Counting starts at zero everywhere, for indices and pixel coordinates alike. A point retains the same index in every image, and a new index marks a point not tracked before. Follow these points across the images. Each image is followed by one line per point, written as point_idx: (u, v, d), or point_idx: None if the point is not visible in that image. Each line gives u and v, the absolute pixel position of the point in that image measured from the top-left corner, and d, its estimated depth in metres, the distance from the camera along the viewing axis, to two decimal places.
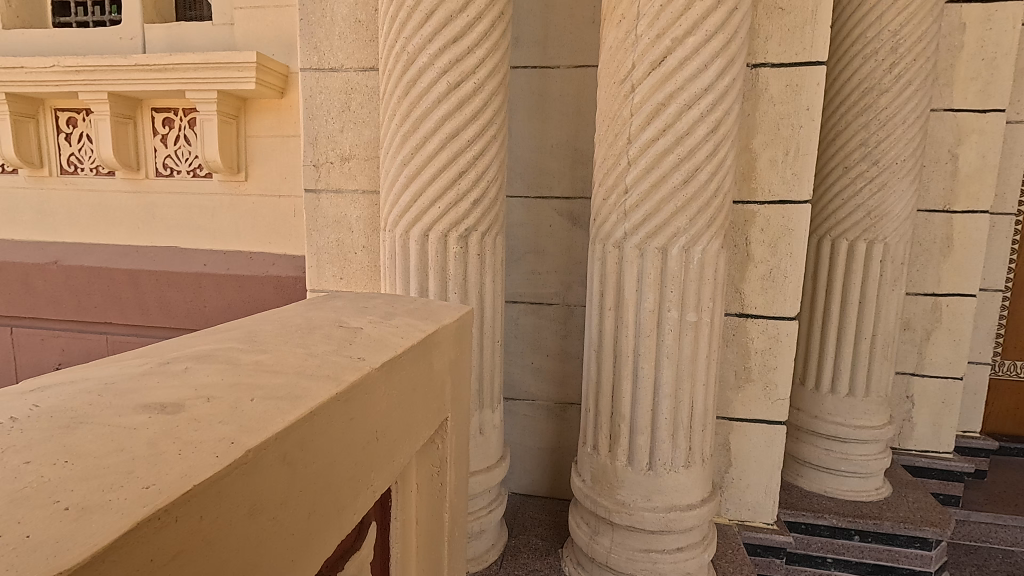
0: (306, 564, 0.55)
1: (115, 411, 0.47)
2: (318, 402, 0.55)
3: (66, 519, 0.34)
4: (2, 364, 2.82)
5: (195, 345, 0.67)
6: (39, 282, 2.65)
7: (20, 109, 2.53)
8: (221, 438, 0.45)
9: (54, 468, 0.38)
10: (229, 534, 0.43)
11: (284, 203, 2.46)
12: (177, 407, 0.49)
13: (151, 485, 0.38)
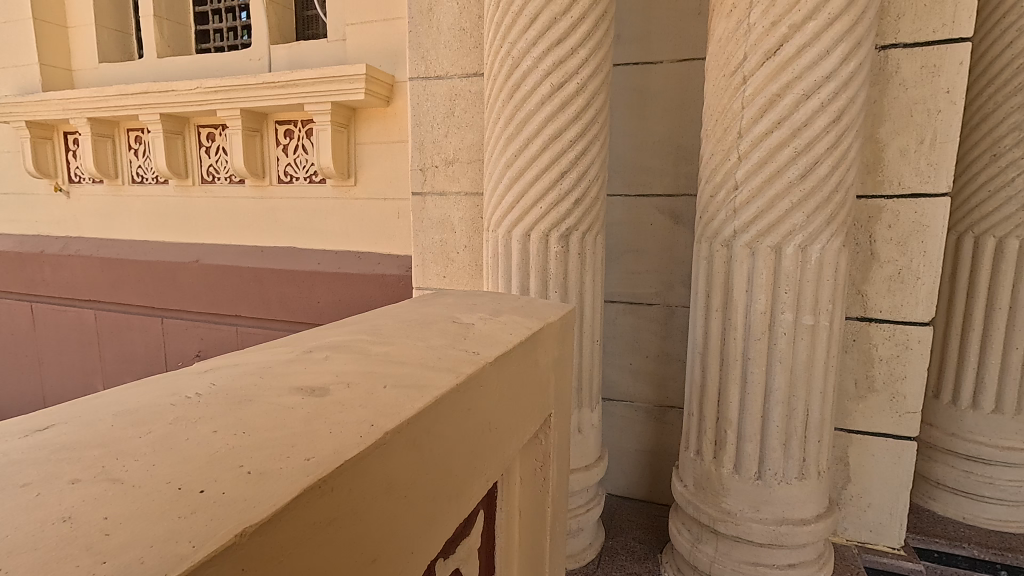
0: (431, 544, 0.59)
1: (274, 392, 0.53)
2: (441, 392, 0.59)
3: (248, 480, 0.39)
4: (151, 350, 3.22)
5: (330, 336, 0.74)
6: (183, 278, 3.01)
7: (170, 127, 2.90)
8: (361, 421, 0.50)
9: (232, 436, 0.44)
10: (372, 507, 0.48)
11: (389, 205, 2.61)
12: (323, 391, 0.55)
13: (311, 458, 0.43)
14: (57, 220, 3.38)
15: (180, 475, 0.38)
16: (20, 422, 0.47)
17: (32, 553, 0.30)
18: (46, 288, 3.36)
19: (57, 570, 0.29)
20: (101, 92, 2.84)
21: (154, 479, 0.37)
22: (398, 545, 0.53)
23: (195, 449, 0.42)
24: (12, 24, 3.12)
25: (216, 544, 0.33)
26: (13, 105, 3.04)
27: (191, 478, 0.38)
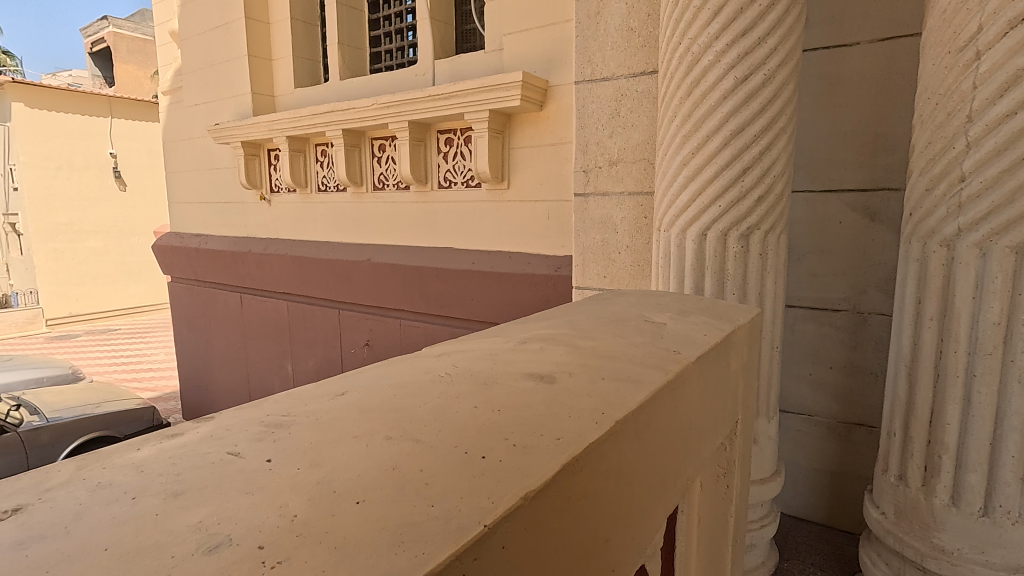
0: (643, 538, 0.60)
1: (509, 375, 0.60)
2: (656, 387, 0.61)
3: (516, 452, 0.44)
4: (329, 337, 3.63)
5: (536, 330, 0.80)
6: (357, 275, 3.35)
7: (350, 140, 3.26)
8: (593, 409, 0.53)
9: (490, 412, 0.50)
10: (606, 490, 0.50)
11: (538, 207, 2.63)
12: (550, 378, 0.60)
13: (560, 437, 0.47)
14: (259, 223, 3.96)
15: (466, 442, 0.44)
16: (321, 388, 0.58)
17: (379, 490, 0.37)
18: (252, 280, 3.96)
19: (401, 506, 0.35)
20: (297, 113, 3.29)
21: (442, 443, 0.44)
22: (621, 532, 0.54)
23: (467, 421, 0.48)
24: (233, 61, 3.75)
25: (509, 501, 0.37)
26: (233, 128, 3.66)
27: (473, 444, 0.44)
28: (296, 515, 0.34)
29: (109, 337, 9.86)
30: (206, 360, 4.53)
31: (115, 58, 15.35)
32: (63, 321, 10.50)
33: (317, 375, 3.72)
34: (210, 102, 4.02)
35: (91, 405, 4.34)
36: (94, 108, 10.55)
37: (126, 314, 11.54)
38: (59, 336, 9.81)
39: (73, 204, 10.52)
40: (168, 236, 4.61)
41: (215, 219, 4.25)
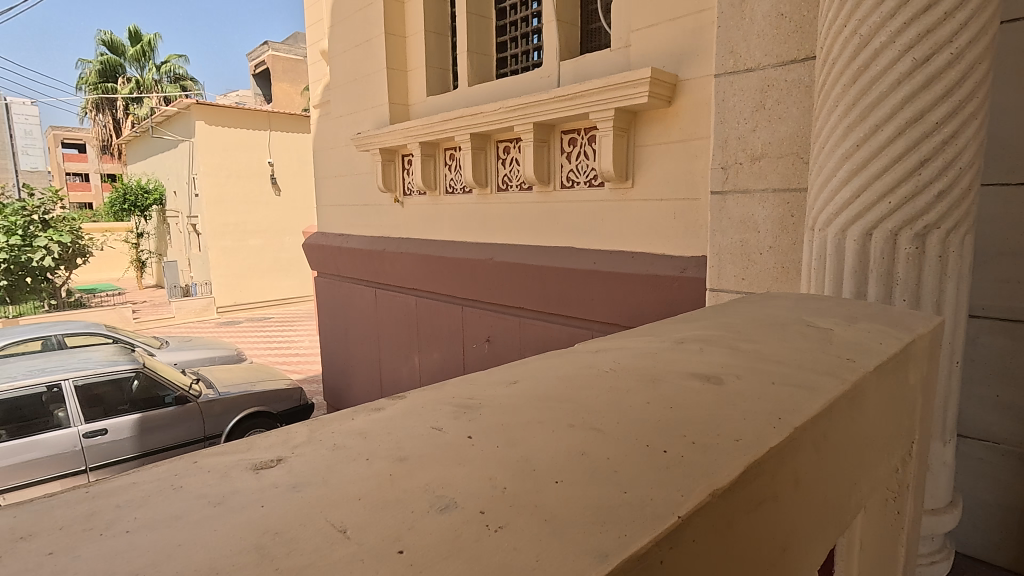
0: (822, 537, 0.66)
1: (679, 378, 0.76)
2: (833, 396, 0.66)
3: (697, 448, 0.57)
4: (452, 332, 3.72)
5: (693, 332, 0.97)
6: (480, 273, 3.40)
7: (476, 144, 3.35)
8: (770, 415, 0.62)
9: (665, 410, 0.67)
10: (786, 492, 0.59)
11: (665, 206, 2.53)
12: (719, 383, 0.72)
13: (739, 439, 0.57)
14: (393, 224, 4.25)
15: (649, 439, 0.60)
16: (529, 389, 0.80)
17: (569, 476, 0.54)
18: (385, 277, 4.23)
19: (598, 487, 0.52)
20: (430, 119, 3.47)
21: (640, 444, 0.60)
22: (802, 530, 0.62)
23: (646, 419, 0.64)
24: (374, 75, 4.08)
25: (697, 495, 0.49)
26: (373, 136, 3.96)
27: (658, 441, 0.59)
28: (503, 487, 0.53)
29: (265, 324, 11.25)
30: (344, 350, 4.96)
31: (273, 78, 17.44)
32: (230, 308, 12.17)
33: (440, 369, 3.84)
34: (353, 113, 4.41)
35: (252, 383, 4.99)
36: (256, 122, 12.03)
37: (278, 304, 13.05)
38: (226, 322, 11.41)
39: (240, 208, 12.16)
40: (316, 237, 5.13)
41: (355, 221, 4.66)
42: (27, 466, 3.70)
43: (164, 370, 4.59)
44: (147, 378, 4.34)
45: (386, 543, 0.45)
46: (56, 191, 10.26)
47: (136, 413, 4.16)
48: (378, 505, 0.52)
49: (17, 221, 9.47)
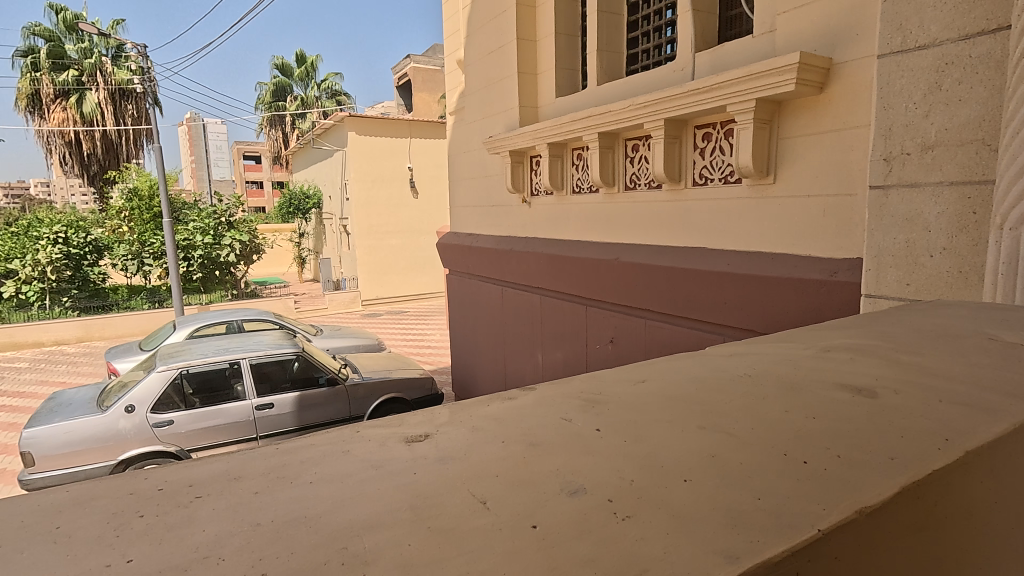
0: None
1: (798, 408, 0.83)
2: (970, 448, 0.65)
3: (807, 481, 0.63)
4: (575, 331, 3.72)
5: (825, 363, 1.02)
6: (605, 273, 3.37)
7: (604, 142, 3.32)
8: (886, 456, 0.65)
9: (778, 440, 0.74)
10: (910, 542, 0.59)
11: (813, 203, 2.30)
12: (837, 418, 0.78)
13: (852, 481, 0.61)
14: (521, 224, 4.37)
15: (758, 464, 0.68)
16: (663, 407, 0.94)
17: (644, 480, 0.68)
18: (512, 275, 4.36)
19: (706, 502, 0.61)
20: (559, 120, 3.50)
21: (714, 462, 0.71)
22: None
23: (761, 447, 0.73)
24: (505, 80, 4.23)
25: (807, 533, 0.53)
26: (504, 139, 4.10)
27: (763, 467, 0.67)
28: (631, 481, 0.69)
29: (402, 318, 12.19)
30: (472, 346, 5.21)
31: (414, 88, 18.81)
32: (373, 302, 13.36)
33: (563, 368, 3.87)
34: (486, 118, 4.60)
35: (390, 371, 5.43)
36: (398, 130, 13.05)
37: (415, 299, 14.03)
38: (369, 314, 12.54)
39: (383, 209, 13.25)
40: (449, 237, 5.44)
41: (486, 222, 4.86)
42: (215, 430, 4.42)
43: (319, 355, 5.15)
44: (305, 361, 4.91)
45: (523, 520, 0.61)
46: (239, 197, 12.05)
47: (295, 391, 4.75)
48: (504, 494, 0.68)
49: (210, 223, 11.31)
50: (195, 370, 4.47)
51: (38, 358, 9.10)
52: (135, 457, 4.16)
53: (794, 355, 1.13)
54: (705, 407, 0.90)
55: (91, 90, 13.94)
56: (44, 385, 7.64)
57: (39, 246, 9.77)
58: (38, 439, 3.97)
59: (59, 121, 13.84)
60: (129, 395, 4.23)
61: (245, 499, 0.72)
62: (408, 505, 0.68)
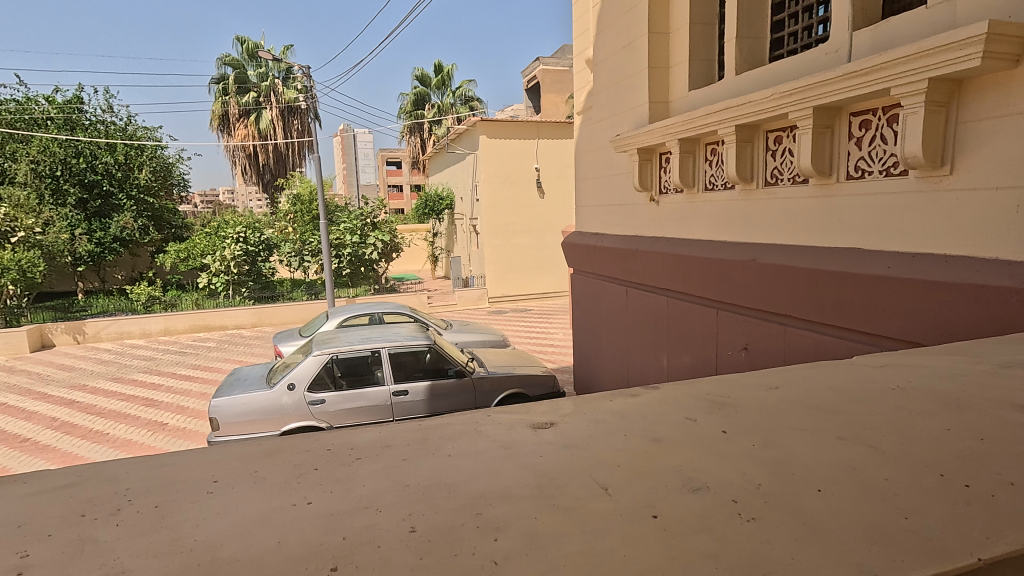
0: None
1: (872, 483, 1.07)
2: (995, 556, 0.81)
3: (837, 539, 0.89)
4: (704, 335, 3.54)
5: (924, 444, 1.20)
6: (739, 275, 3.17)
7: (742, 136, 3.12)
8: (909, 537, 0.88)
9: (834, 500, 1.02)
10: None
11: (1001, 197, 1.96)
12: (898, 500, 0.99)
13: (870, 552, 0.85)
14: (648, 223, 4.25)
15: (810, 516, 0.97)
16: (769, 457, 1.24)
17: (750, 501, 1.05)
18: (637, 276, 4.26)
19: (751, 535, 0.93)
20: (692, 114, 3.36)
21: (778, 502, 1.03)
22: None
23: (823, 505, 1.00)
24: (634, 76, 4.15)
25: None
26: (632, 137, 4.03)
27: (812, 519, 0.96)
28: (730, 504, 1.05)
29: (526, 316, 12.48)
30: (594, 347, 5.19)
31: (543, 90, 19.13)
32: (499, 299, 13.81)
33: (690, 374, 3.70)
34: (613, 116, 4.56)
35: (514, 367, 5.59)
36: (526, 133, 13.37)
37: (539, 298, 14.26)
38: (495, 311, 13.02)
39: (511, 210, 13.64)
40: (574, 236, 5.46)
41: (611, 221, 4.80)
42: (358, 410, 4.90)
43: (449, 349, 5.46)
44: (436, 353, 5.24)
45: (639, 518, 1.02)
46: (382, 200, 13.16)
47: (427, 380, 5.09)
48: (626, 502, 1.09)
49: (357, 224, 12.51)
50: (343, 355, 5.00)
51: (222, 339, 10.72)
52: (295, 428, 4.76)
53: (888, 425, 1.34)
54: (784, 462, 1.20)
55: (266, 109, 16.20)
56: (228, 363, 9.04)
57: (225, 245, 11.55)
58: (221, 407, 4.67)
59: (242, 137, 16.31)
60: (291, 374, 4.84)
61: (396, 461, 1.47)
62: (529, 488, 1.21)
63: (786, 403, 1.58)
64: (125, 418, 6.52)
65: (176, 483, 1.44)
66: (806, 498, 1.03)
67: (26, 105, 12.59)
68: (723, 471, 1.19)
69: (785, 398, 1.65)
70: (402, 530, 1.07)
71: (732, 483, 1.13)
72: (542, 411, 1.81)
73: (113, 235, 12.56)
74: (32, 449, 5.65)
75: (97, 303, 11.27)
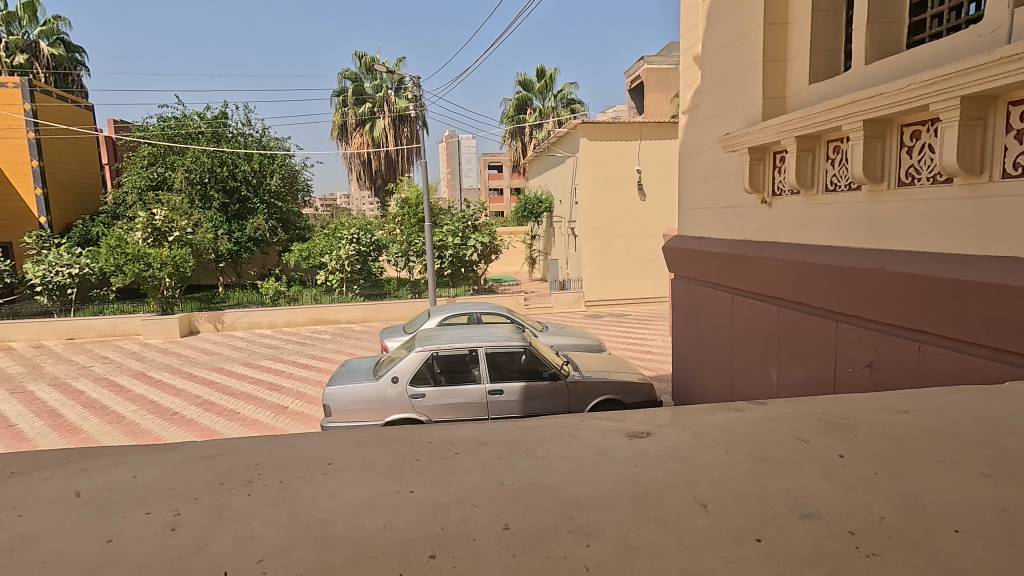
0: None
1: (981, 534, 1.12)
2: None
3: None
4: (822, 348, 3.25)
5: None
6: (864, 284, 2.87)
7: (872, 131, 2.83)
8: None
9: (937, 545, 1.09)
10: None
11: None
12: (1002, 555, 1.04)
13: None
14: (758, 227, 3.99)
15: (908, 552, 1.07)
16: (875, 498, 1.31)
17: (866, 533, 1.15)
18: (745, 283, 4.02)
19: (848, 559, 1.07)
20: (812, 109, 3.11)
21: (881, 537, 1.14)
22: None
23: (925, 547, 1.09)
24: (748, 71, 3.91)
25: None
26: (743, 135, 3.81)
27: (907, 556, 1.06)
28: (838, 532, 1.18)
29: (623, 321, 12.22)
30: (695, 357, 4.98)
31: (647, 91, 18.68)
32: (595, 303, 13.64)
33: (802, 390, 3.42)
34: (721, 114, 4.34)
35: (609, 373, 5.50)
36: (628, 134, 13.12)
37: (636, 304, 13.93)
38: (592, 315, 12.91)
39: (610, 213, 13.43)
40: (676, 240, 5.26)
41: (717, 225, 4.57)
42: (455, 406, 5.07)
43: (544, 351, 5.50)
44: (531, 355, 5.30)
45: (751, 533, 1.19)
46: (483, 203, 13.52)
47: (522, 381, 5.16)
48: (729, 521, 1.25)
49: (459, 226, 12.97)
50: (443, 353, 5.20)
51: (335, 332, 11.60)
52: (397, 419, 5.02)
53: (1007, 480, 1.33)
54: (887, 504, 1.27)
55: (380, 118, 17.31)
56: (340, 354, 9.78)
57: (341, 245, 12.52)
58: (334, 395, 5.05)
59: (358, 145, 17.56)
60: (395, 367, 5.12)
61: (495, 462, 1.74)
62: (624, 505, 1.37)
63: (906, 441, 1.62)
64: (253, 399, 7.27)
65: (304, 464, 1.80)
66: (936, 545, 1.08)
67: (183, 122, 14.37)
68: (839, 501, 1.30)
69: (913, 431, 1.69)
70: (498, 526, 1.30)
71: (849, 514, 1.24)
72: (639, 422, 2.11)
73: (248, 235, 14.02)
74: (180, 422, 6.50)
75: (234, 296, 12.66)
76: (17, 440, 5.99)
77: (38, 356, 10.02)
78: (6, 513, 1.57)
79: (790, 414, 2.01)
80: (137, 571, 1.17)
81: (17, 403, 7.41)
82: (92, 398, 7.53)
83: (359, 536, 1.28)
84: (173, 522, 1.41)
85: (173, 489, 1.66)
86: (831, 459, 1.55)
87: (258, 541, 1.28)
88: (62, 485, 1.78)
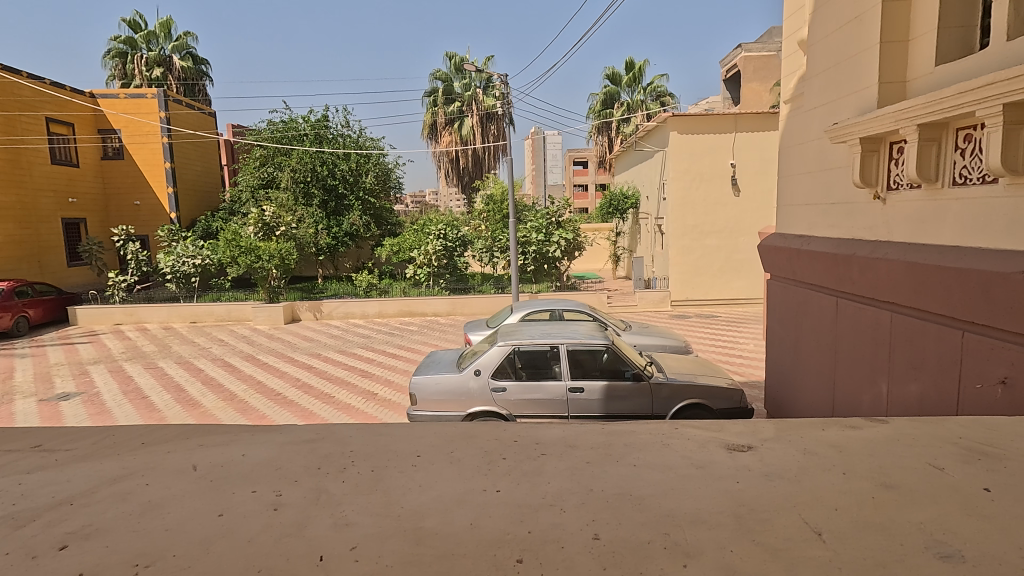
0: None
1: None
2: None
3: None
4: (944, 360, 2.91)
5: None
6: (1000, 290, 2.53)
7: (1014, 116, 2.47)
8: None
9: None
10: None
11: None
12: None
13: None
14: (870, 225, 3.62)
15: None
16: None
17: None
18: (854, 285, 3.68)
19: None
20: (939, 93, 2.76)
21: None
22: None
23: None
24: (859, 56, 3.58)
25: None
26: (853, 125, 3.46)
27: None
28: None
29: (713, 322, 11.67)
30: (790, 366, 4.67)
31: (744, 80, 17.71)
32: (682, 303, 13.17)
33: (919, 406, 3.09)
34: (829, 102, 4.02)
35: (695, 375, 5.28)
36: (723, 126, 12.46)
37: (728, 304, 13.27)
38: (678, 315, 12.44)
39: (703, 209, 12.86)
40: (773, 239, 4.94)
41: (822, 221, 4.20)
42: (535, 403, 5.08)
43: (627, 350, 5.36)
44: (613, 354, 5.19)
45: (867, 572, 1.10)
46: (567, 199, 13.47)
47: (604, 381, 5.07)
48: (845, 556, 1.16)
49: (543, 222, 12.97)
50: (524, 348, 5.24)
51: (422, 324, 12.04)
52: (478, 412, 5.12)
53: None
54: None
55: (468, 116, 17.69)
56: (424, 345, 10.13)
57: (429, 240, 12.86)
58: (420, 384, 5.24)
59: (447, 143, 18.12)
60: (478, 360, 5.22)
61: (582, 467, 1.72)
62: (725, 525, 1.30)
63: None
64: (346, 385, 7.72)
65: (392, 456, 1.88)
66: None
67: (289, 125, 15.45)
68: (984, 544, 1.18)
69: None
70: (587, 535, 1.28)
71: (992, 560, 1.12)
72: (739, 434, 2.00)
73: (345, 230, 14.94)
74: (282, 402, 7.04)
75: (331, 286, 13.49)
76: (149, 411, 6.75)
77: (167, 337, 11.22)
78: (136, 481, 1.77)
79: (920, 437, 1.82)
80: (247, 547, 1.28)
81: (149, 377, 8.37)
82: (210, 376, 8.35)
83: (448, 531, 1.31)
84: (276, 503, 1.52)
85: (277, 469, 1.79)
86: (975, 493, 1.40)
87: (353, 528, 1.34)
88: (183, 458, 1.97)
